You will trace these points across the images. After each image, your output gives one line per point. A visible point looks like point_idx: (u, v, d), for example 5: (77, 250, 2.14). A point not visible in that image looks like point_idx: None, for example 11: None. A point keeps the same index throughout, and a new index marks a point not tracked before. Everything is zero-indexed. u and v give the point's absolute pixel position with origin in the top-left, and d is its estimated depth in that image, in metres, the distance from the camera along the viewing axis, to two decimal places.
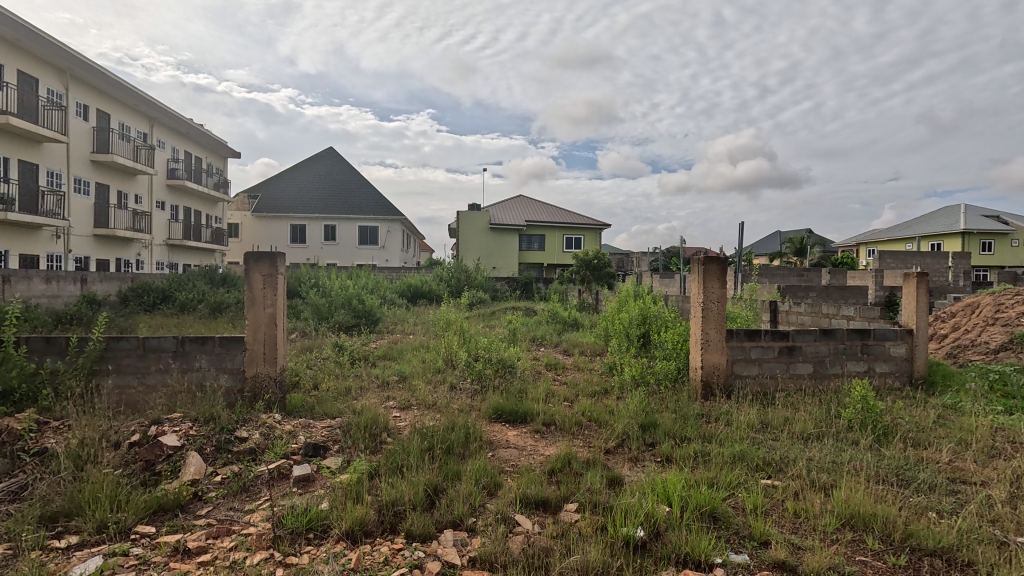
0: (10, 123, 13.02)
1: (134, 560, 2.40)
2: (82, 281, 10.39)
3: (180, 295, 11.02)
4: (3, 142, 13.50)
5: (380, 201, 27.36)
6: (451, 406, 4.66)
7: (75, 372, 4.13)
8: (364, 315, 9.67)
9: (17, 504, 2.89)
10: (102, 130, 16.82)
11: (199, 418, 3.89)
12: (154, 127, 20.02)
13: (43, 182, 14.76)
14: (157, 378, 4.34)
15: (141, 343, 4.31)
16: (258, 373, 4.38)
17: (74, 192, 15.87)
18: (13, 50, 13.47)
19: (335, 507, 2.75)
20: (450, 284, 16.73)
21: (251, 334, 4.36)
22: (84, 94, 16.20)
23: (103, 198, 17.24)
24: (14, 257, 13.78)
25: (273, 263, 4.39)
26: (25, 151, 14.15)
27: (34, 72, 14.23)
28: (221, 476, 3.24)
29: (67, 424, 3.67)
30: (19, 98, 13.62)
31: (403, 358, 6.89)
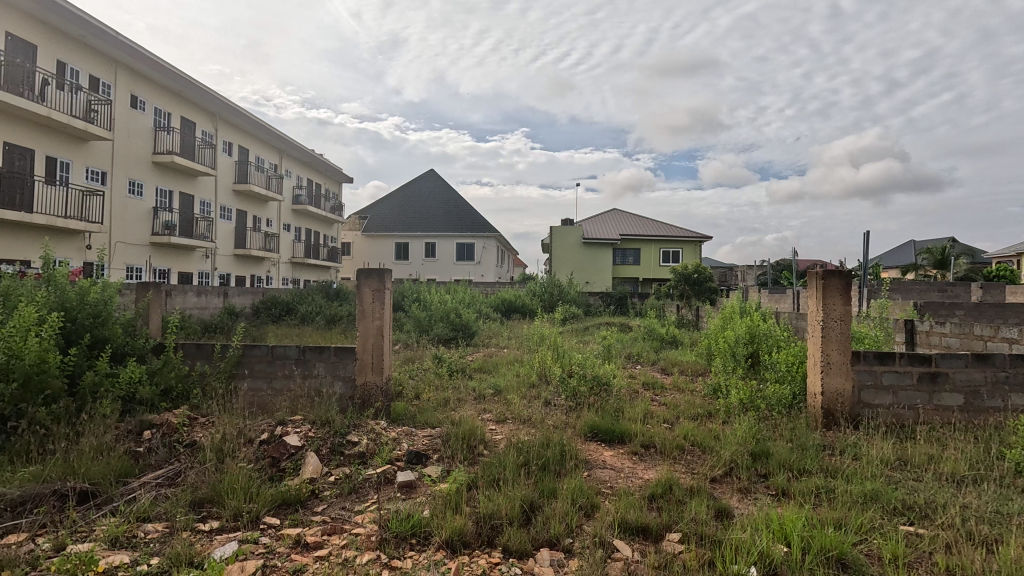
0: (176, 161, 15.39)
1: (263, 548, 2.65)
2: (223, 295, 11.79)
3: (301, 308, 12.23)
4: (170, 177, 16.03)
5: (476, 218, 28.34)
6: (546, 422, 4.64)
7: (218, 375, 4.74)
8: (461, 329, 10.01)
9: (172, 488, 3.34)
10: (242, 164, 19.32)
11: (316, 421, 4.25)
12: (283, 159, 22.56)
13: (197, 211, 17.27)
14: (283, 383, 4.82)
15: (271, 350, 4.83)
16: (367, 382, 4.70)
17: (220, 218, 18.36)
18: (176, 99, 16.04)
19: (435, 515, 2.84)
20: (543, 299, 16.85)
21: (361, 346, 4.69)
22: (229, 133, 18.73)
23: (242, 222, 19.73)
24: (174, 274, 16.23)
25: (381, 279, 4.71)
26: (184, 184, 16.64)
27: (193, 116, 16.83)
28: (334, 477, 3.50)
29: (211, 420, 4.19)
30: (182, 140, 16.09)
31: (497, 372, 7.01)
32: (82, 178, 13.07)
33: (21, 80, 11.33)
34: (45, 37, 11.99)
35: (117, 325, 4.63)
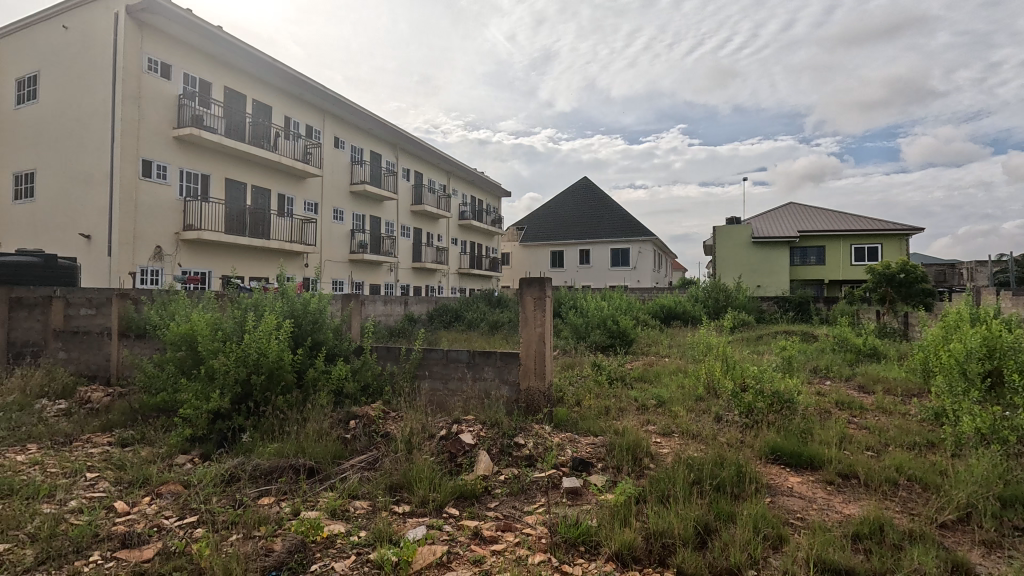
0: (367, 189, 18.02)
1: (447, 536, 2.92)
2: (404, 303, 13.12)
3: (468, 315, 13.25)
4: (362, 203, 18.81)
5: (630, 222, 27.63)
6: (718, 439, 4.31)
7: (404, 375, 5.39)
8: (620, 336, 9.80)
9: (372, 471, 3.86)
10: (417, 187, 21.77)
11: (487, 422, 4.56)
12: (450, 179, 24.79)
13: (383, 230, 19.96)
14: (456, 384, 5.28)
15: (446, 354, 5.31)
16: (530, 387, 4.89)
17: (400, 236, 20.94)
18: (365, 135, 18.78)
19: (604, 525, 2.82)
20: (707, 305, 15.69)
21: (524, 351, 4.91)
22: (406, 160, 21.26)
23: (418, 238, 22.23)
24: (367, 286, 18.97)
25: (541, 287, 4.87)
26: (372, 208, 19.37)
27: (379, 149, 19.57)
28: (504, 476, 3.71)
29: (399, 415, 4.77)
30: (370, 171, 18.80)
31: (660, 382, 6.72)
32: (302, 209, 16.10)
33: (261, 135, 14.35)
34: (278, 98, 15.11)
35: (329, 330, 5.56)
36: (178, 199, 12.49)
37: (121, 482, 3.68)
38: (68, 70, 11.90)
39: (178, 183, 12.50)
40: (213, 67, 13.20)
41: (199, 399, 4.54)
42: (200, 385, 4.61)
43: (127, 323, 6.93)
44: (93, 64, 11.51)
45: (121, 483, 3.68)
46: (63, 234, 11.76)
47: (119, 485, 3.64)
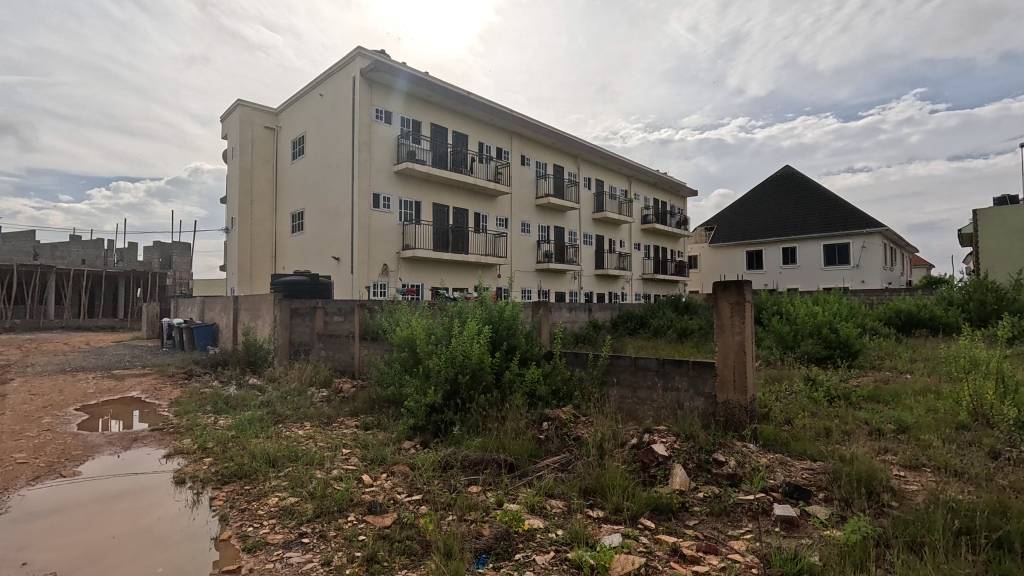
0: (551, 201, 18.86)
1: (644, 548, 2.85)
2: (589, 310, 13.21)
3: (654, 322, 12.72)
4: (547, 215, 19.73)
5: (850, 212, 23.45)
6: (995, 481, 3.35)
7: (592, 380, 5.46)
8: (840, 346, 8.34)
9: (566, 473, 3.99)
10: (598, 194, 21.96)
11: (681, 435, 4.34)
12: (631, 184, 24.36)
13: (567, 239, 20.61)
14: (646, 393, 5.14)
15: (634, 361, 5.23)
16: (729, 400, 4.49)
17: (583, 244, 21.35)
18: (549, 150, 19.69)
19: (831, 566, 2.44)
20: (967, 309, 12.37)
21: (721, 361, 4.52)
22: (587, 169, 21.61)
23: (600, 245, 22.39)
24: (553, 293, 19.78)
25: (739, 291, 4.43)
26: (556, 219, 20.17)
27: (562, 162, 20.32)
28: (703, 494, 3.48)
29: (589, 420, 4.84)
30: (554, 183, 19.65)
31: (900, 404, 5.51)
32: (494, 225, 17.62)
33: (460, 162, 16.16)
34: (473, 127, 16.81)
35: (522, 335, 5.93)
36: (398, 224, 14.79)
37: (365, 459, 4.48)
38: (323, 128, 15.12)
39: (398, 211, 14.82)
40: (422, 108, 15.36)
41: (418, 394, 5.27)
42: (419, 382, 5.35)
43: (365, 328, 8.41)
44: (340, 121, 14.40)
45: (366, 459, 4.48)
46: (321, 257, 14.92)
47: (364, 462, 4.44)
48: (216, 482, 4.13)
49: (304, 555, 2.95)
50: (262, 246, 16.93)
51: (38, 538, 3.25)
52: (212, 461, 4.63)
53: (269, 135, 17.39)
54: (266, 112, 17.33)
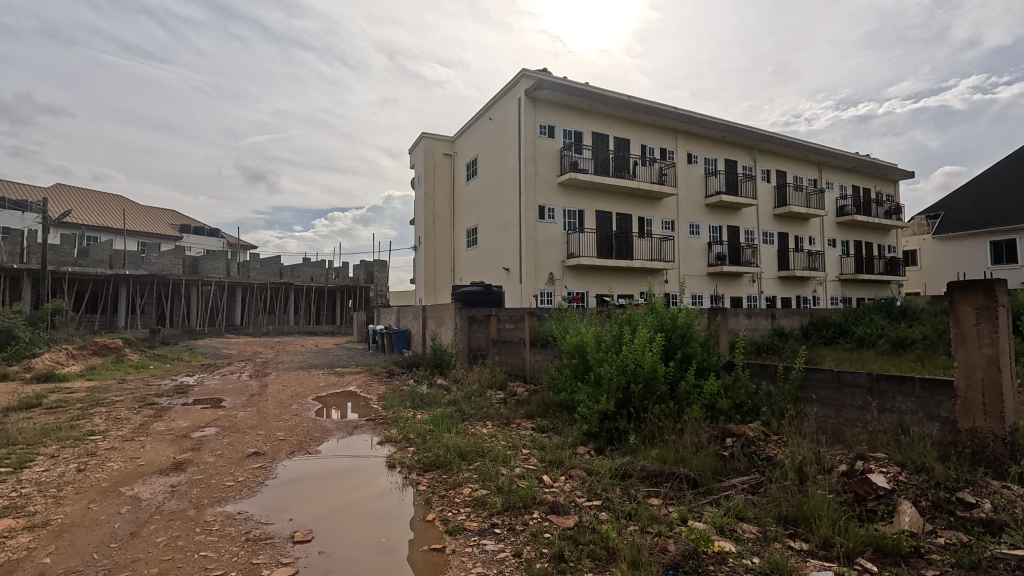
0: (723, 199, 17.50)
1: None
2: (772, 317, 11.87)
3: (858, 329, 10.58)
4: (719, 214, 18.34)
5: None
6: None
7: (783, 396, 4.93)
8: None
9: (758, 495, 3.65)
10: (781, 187, 19.67)
11: (907, 466, 3.66)
12: (822, 172, 21.26)
13: (743, 239, 18.88)
14: (854, 413, 4.46)
15: (837, 376, 4.57)
16: (975, 427, 3.62)
17: (763, 243, 19.32)
18: (719, 145, 18.30)
19: None
20: None
21: (963, 380, 3.68)
22: (766, 161, 19.52)
23: (784, 244, 20.02)
24: (727, 298, 18.29)
25: (989, 295, 3.55)
26: (730, 218, 18.62)
27: (735, 156, 18.70)
28: (945, 540, 2.88)
29: (783, 440, 4.36)
30: (726, 179, 18.21)
31: None
32: (660, 228, 16.96)
33: (623, 167, 16.02)
34: (635, 130, 16.47)
35: (697, 343, 5.58)
36: (563, 234, 15.18)
37: (543, 461, 4.68)
38: (492, 148, 16.32)
39: (562, 220, 15.22)
40: (584, 118, 15.59)
41: (591, 400, 5.31)
42: (591, 389, 5.40)
43: (535, 335, 8.80)
44: (508, 140, 15.38)
45: (544, 461, 4.67)
46: (493, 268, 16.05)
47: (542, 463, 4.63)
48: (419, 468, 4.73)
49: (497, 544, 3.20)
50: (443, 260, 18.87)
51: (298, 500, 4.10)
52: (414, 450, 5.31)
53: (447, 160, 19.39)
54: (445, 140, 19.36)
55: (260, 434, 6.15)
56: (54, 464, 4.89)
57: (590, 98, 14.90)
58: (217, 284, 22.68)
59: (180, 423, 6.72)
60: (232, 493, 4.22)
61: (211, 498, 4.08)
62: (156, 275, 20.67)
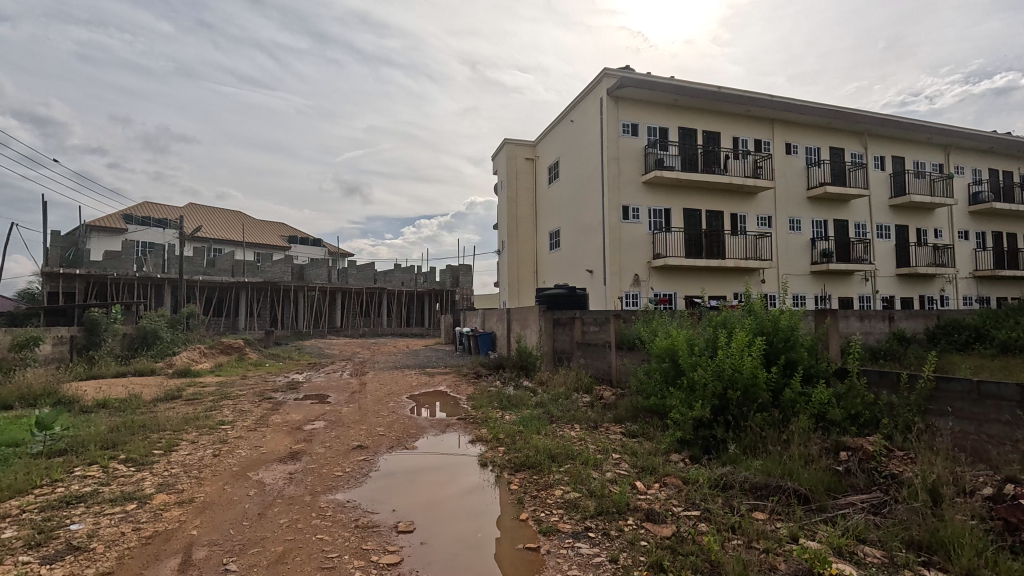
0: (828, 191, 16.07)
1: None
2: (890, 319, 10.68)
3: (1000, 333, 9.17)
4: (823, 207, 16.86)
5: None
6: None
7: (908, 408, 4.43)
8: None
9: (881, 517, 3.30)
10: (898, 175, 17.68)
11: None
12: (951, 155, 18.79)
13: (852, 234, 17.19)
14: (1000, 430, 3.89)
15: (975, 387, 4.02)
16: None
17: (877, 237, 17.48)
18: (822, 132, 16.84)
19: None
20: None
21: None
22: (879, 147, 17.64)
23: (903, 238, 17.97)
24: (835, 299, 16.77)
25: None
26: (837, 211, 17.05)
27: (841, 143, 17.08)
28: None
29: (911, 456, 3.91)
30: (831, 169, 16.70)
31: None
32: (755, 225, 15.92)
33: (713, 161, 15.25)
34: (725, 123, 15.62)
35: (803, 348, 5.15)
36: (649, 233, 14.75)
37: (635, 466, 4.58)
38: (574, 151, 16.26)
39: (648, 220, 14.79)
40: (668, 114, 15.05)
41: (684, 406, 5.11)
42: (683, 395, 5.19)
43: (621, 338, 8.63)
44: (590, 142, 15.25)
45: (636, 467, 4.57)
46: (576, 270, 15.97)
47: (635, 469, 4.53)
48: (511, 468, 4.83)
49: (592, 548, 3.18)
50: (526, 263, 19.08)
51: (398, 492, 4.34)
52: (504, 450, 5.42)
53: (529, 165, 19.58)
54: (526, 145, 19.58)
55: (362, 429, 6.61)
56: (194, 448, 5.59)
57: (675, 93, 14.36)
58: (320, 289, 24.68)
59: (293, 416, 7.40)
60: (341, 482, 4.58)
61: (323, 486, 4.45)
62: (270, 282, 22.93)
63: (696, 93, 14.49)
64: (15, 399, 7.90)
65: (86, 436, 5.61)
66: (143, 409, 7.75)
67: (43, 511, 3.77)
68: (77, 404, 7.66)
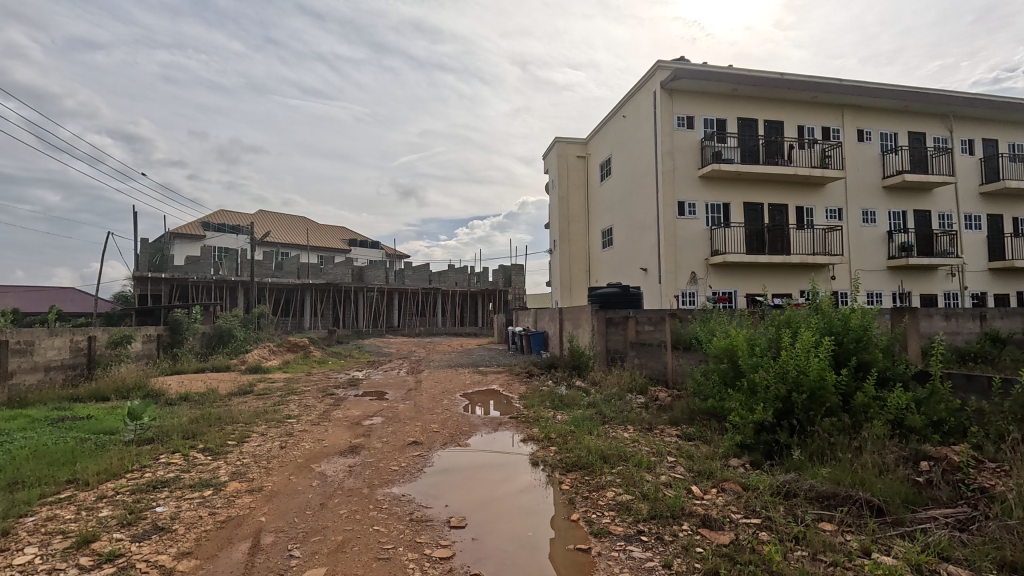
0: (907, 179, 14.86)
1: None
2: (981, 318, 9.73)
3: None
4: (902, 197, 15.62)
5: None
6: None
7: (1001, 416, 4.02)
8: None
9: (968, 535, 3.01)
10: (990, 160, 16.09)
11: None
12: None
13: (936, 225, 15.82)
14: None
15: None
16: None
17: (965, 229, 16.00)
18: (901, 116, 15.60)
19: None
20: None
21: None
22: (968, 130, 16.12)
23: (997, 228, 16.34)
24: (916, 296, 15.55)
25: None
26: (918, 201, 15.76)
27: (921, 126, 15.75)
28: None
29: (1005, 469, 3.54)
30: (911, 156, 15.43)
31: None
32: (823, 218, 14.99)
33: (775, 152, 14.51)
34: (789, 111, 14.80)
35: (878, 349, 4.78)
36: (706, 230, 14.22)
37: (692, 470, 4.43)
38: (627, 147, 15.93)
39: (705, 215, 14.26)
40: (727, 104, 14.45)
41: (744, 409, 4.87)
42: (743, 397, 4.94)
43: (677, 338, 8.37)
44: (643, 137, 14.90)
45: (692, 471, 4.42)
46: (630, 269, 15.66)
47: (691, 473, 4.38)
48: (562, 468, 4.80)
49: (645, 552, 3.12)
50: (579, 262, 18.91)
51: (452, 488, 4.43)
52: (556, 450, 5.40)
53: (580, 162, 19.40)
54: (578, 142, 19.40)
55: (417, 425, 6.79)
56: (263, 440, 5.95)
57: (734, 82, 13.76)
58: (378, 290, 25.60)
59: (353, 412, 7.71)
60: (397, 476, 4.73)
61: (381, 480, 4.61)
62: (332, 283, 24.01)
63: (757, 81, 13.81)
64: (112, 391, 8.70)
65: (170, 427, 6.10)
66: (219, 402, 8.32)
67: (133, 494, 4.15)
68: (163, 397, 8.35)
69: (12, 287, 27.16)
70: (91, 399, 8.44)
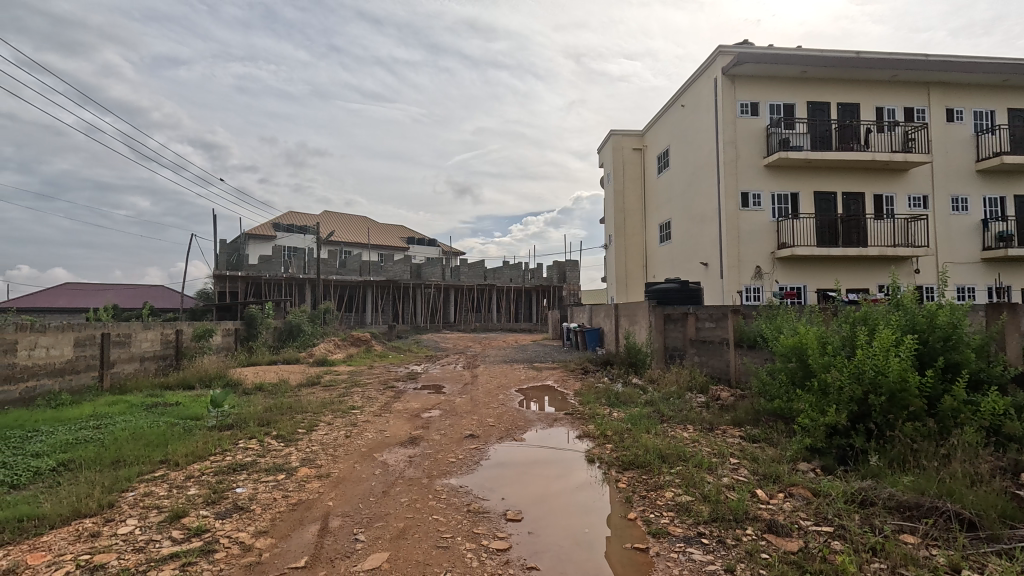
0: (1006, 162, 13.43)
1: None
2: None
3: None
4: (999, 181, 14.15)
5: None
6: None
7: None
8: None
9: None
10: None
11: None
12: None
13: None
14: None
15: None
16: None
17: None
18: (999, 92, 14.10)
19: None
20: None
21: None
22: None
23: None
24: (1017, 291, 14.05)
25: None
26: (1019, 185, 14.20)
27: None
28: None
29: None
30: (1011, 135, 13.91)
31: None
32: (906, 206, 13.85)
33: (850, 138, 13.60)
34: (867, 92, 13.74)
35: (970, 349, 4.38)
36: (772, 221, 13.49)
37: (756, 473, 4.24)
38: (686, 137, 15.38)
39: (771, 206, 13.53)
40: (796, 88, 13.62)
41: (815, 411, 4.60)
42: (814, 398, 4.66)
43: (740, 335, 8.03)
44: (703, 126, 14.32)
45: (757, 474, 4.23)
46: (690, 263, 15.16)
47: (756, 476, 4.19)
48: (619, 466, 4.73)
49: (706, 555, 3.03)
50: (635, 257, 18.51)
51: (507, 482, 4.49)
52: (612, 448, 5.33)
53: (637, 155, 18.91)
54: (634, 134, 18.91)
55: (474, 419, 6.91)
56: (330, 429, 6.27)
57: (803, 64, 12.95)
58: (435, 286, 26.22)
59: (413, 405, 7.97)
60: (455, 468, 4.85)
61: (439, 471, 4.75)
62: (392, 280, 24.85)
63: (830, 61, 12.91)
64: (197, 380, 9.48)
65: (247, 414, 6.56)
66: (289, 392, 8.85)
67: (216, 475, 4.51)
68: (241, 387, 8.98)
69: (112, 286, 29.96)
70: (180, 387, 9.23)
